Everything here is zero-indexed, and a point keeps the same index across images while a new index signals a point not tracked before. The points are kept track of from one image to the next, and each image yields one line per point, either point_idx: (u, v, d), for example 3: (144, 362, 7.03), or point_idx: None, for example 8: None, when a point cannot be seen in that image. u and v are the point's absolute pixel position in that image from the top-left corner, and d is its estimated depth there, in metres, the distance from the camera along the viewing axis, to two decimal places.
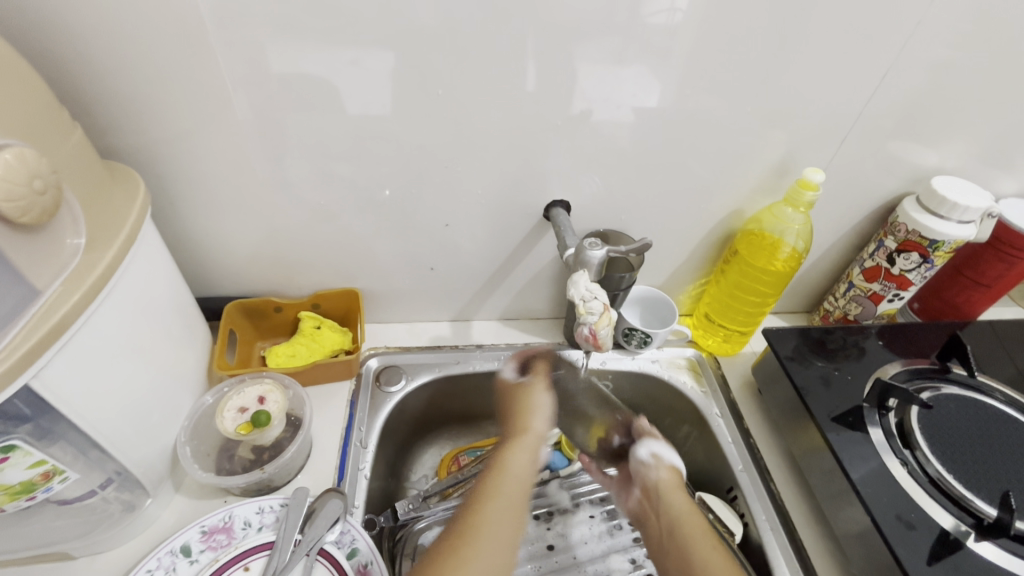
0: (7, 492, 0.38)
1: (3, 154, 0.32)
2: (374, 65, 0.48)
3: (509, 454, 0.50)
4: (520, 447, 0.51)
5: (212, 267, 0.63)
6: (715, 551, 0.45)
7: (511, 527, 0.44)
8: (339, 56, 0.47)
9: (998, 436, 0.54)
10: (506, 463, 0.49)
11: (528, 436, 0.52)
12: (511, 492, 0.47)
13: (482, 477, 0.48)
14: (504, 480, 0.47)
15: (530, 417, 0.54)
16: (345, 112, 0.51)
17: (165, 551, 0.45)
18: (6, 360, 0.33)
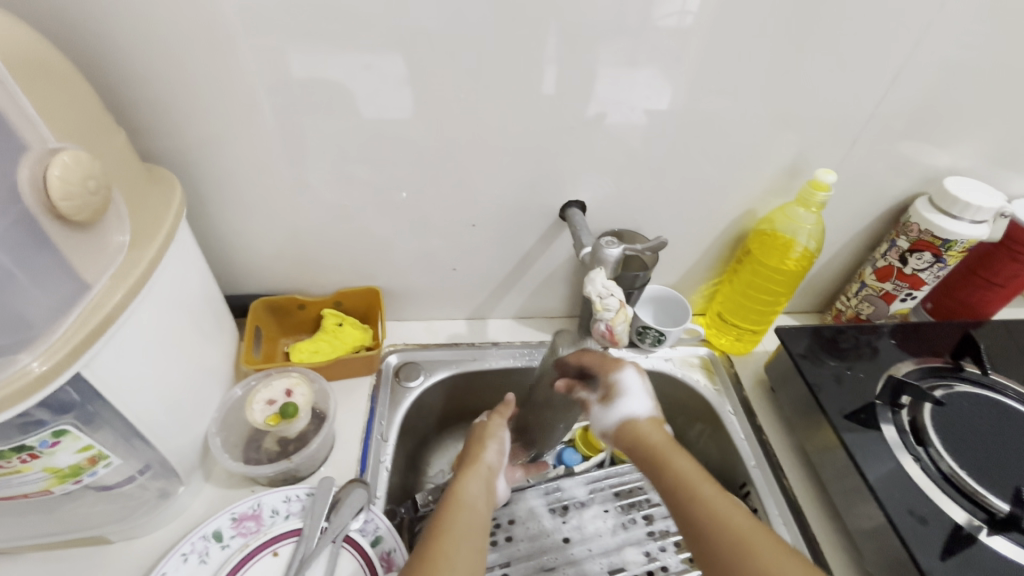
0: (56, 475, 0.40)
1: (62, 156, 0.34)
2: (385, 68, 0.50)
3: (464, 487, 0.49)
4: (474, 479, 0.50)
5: (238, 266, 0.65)
6: (711, 488, 0.43)
7: (471, 563, 0.42)
8: (354, 60, 0.49)
9: (1011, 434, 0.55)
10: (460, 495, 0.48)
11: (480, 467, 0.51)
12: (472, 527, 0.45)
13: (437, 511, 0.46)
14: (465, 515, 0.46)
15: (481, 451, 0.53)
16: (359, 116, 0.53)
17: (198, 536, 0.47)
18: (59, 351, 0.36)
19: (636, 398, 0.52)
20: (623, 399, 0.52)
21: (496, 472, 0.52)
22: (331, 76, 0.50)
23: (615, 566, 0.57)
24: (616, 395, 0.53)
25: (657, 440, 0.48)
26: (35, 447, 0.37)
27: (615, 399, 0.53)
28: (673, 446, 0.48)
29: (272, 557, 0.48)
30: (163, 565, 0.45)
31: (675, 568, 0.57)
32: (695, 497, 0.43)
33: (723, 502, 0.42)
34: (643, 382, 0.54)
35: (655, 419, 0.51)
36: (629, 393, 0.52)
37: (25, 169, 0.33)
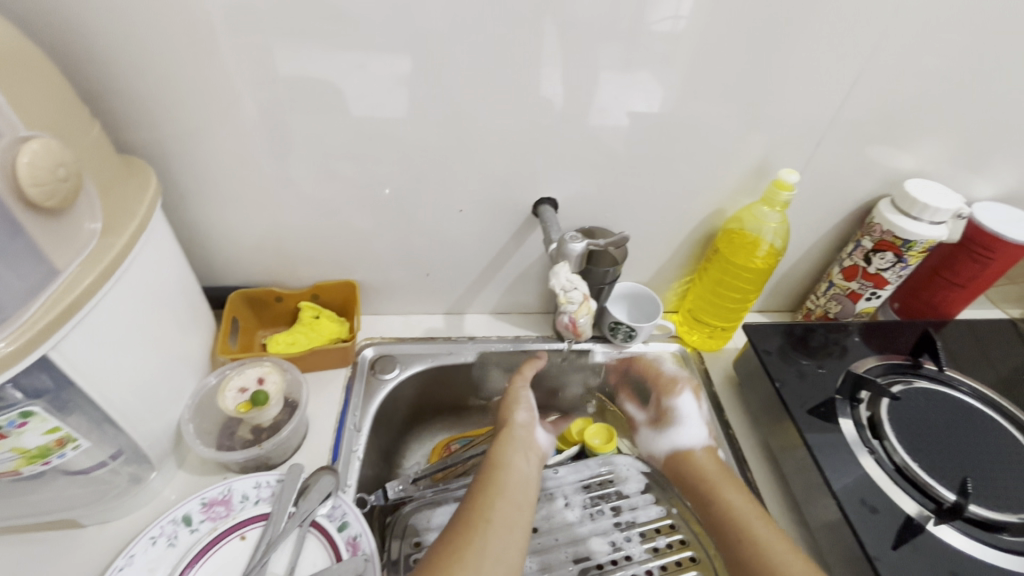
0: (24, 455, 0.40)
1: (31, 144, 0.35)
2: (379, 69, 0.52)
3: (503, 453, 0.56)
4: (510, 445, 0.57)
5: (217, 258, 0.66)
6: (766, 530, 0.51)
7: (512, 519, 0.49)
8: (347, 61, 0.51)
9: (965, 429, 0.57)
10: (498, 458, 0.55)
11: (514, 431, 0.60)
12: (512, 489, 0.52)
13: (482, 474, 0.54)
14: (504, 475, 0.53)
15: (511, 417, 0.61)
16: (346, 112, 0.54)
17: (168, 520, 0.48)
18: (28, 332, 0.37)
19: (693, 428, 0.64)
20: (680, 427, 0.65)
21: (532, 429, 0.61)
22: (321, 73, 0.51)
23: (580, 556, 0.58)
24: (673, 422, 0.66)
25: (716, 476, 0.58)
26: (3, 427, 0.38)
27: (670, 426, 0.66)
28: (722, 475, 0.58)
29: (239, 541, 0.49)
30: (132, 547, 0.46)
31: (639, 557, 0.58)
32: (756, 539, 0.51)
33: (786, 557, 0.49)
34: (700, 410, 0.66)
35: (709, 448, 0.62)
36: (686, 422, 0.65)
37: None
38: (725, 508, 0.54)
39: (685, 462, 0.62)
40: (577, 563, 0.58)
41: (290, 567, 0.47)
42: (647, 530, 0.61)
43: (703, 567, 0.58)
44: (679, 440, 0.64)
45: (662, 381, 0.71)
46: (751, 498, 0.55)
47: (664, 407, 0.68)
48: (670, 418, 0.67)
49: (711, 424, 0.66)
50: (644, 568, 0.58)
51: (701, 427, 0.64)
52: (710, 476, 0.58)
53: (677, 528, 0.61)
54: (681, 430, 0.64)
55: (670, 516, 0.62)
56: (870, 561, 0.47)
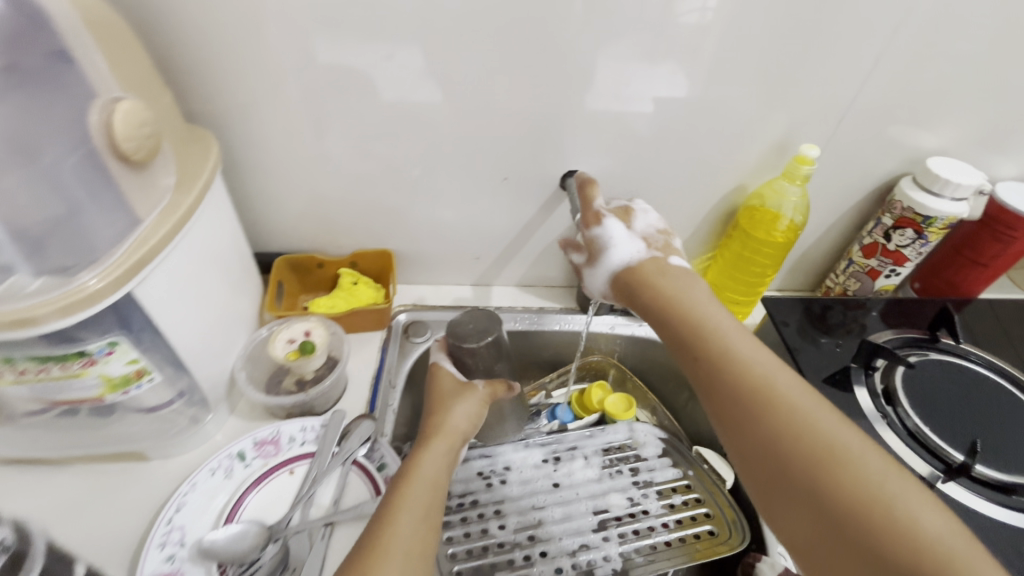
0: (108, 383, 0.45)
1: (123, 104, 0.40)
2: (406, 59, 0.56)
3: (426, 460, 0.48)
4: (435, 455, 0.49)
5: (264, 225, 0.71)
6: (844, 436, 0.38)
7: (421, 536, 0.42)
8: (376, 51, 0.55)
9: (980, 398, 0.58)
10: (419, 466, 0.47)
11: (443, 443, 0.50)
12: (425, 503, 0.44)
13: (394, 482, 0.46)
14: (421, 489, 0.45)
15: (449, 427, 0.52)
16: (378, 96, 0.58)
17: (225, 455, 0.53)
18: (115, 271, 0.41)
19: (625, 245, 0.56)
20: (611, 248, 0.56)
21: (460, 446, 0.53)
22: (353, 62, 0.56)
23: (599, 508, 0.61)
24: (602, 246, 0.57)
25: (651, 271, 0.53)
26: (93, 354, 0.42)
27: (603, 248, 0.57)
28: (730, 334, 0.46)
29: (288, 475, 0.54)
30: (194, 477, 0.51)
31: (657, 512, 0.61)
32: (795, 421, 0.39)
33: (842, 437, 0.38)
34: (627, 228, 0.57)
35: (652, 257, 0.55)
36: (614, 242, 0.56)
37: (93, 116, 0.39)
38: (749, 376, 0.42)
39: (627, 277, 0.55)
40: (596, 514, 0.60)
41: (335, 498, 0.52)
42: (664, 488, 0.64)
43: (718, 522, 0.60)
44: (613, 260, 0.56)
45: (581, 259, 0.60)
46: (780, 361, 0.44)
47: (588, 237, 0.58)
48: (599, 244, 0.57)
49: (656, 239, 0.57)
50: (661, 522, 0.60)
51: (635, 242, 0.56)
52: (646, 272, 0.53)
53: (693, 487, 0.64)
54: (610, 245, 0.56)
55: (686, 477, 0.65)
56: None
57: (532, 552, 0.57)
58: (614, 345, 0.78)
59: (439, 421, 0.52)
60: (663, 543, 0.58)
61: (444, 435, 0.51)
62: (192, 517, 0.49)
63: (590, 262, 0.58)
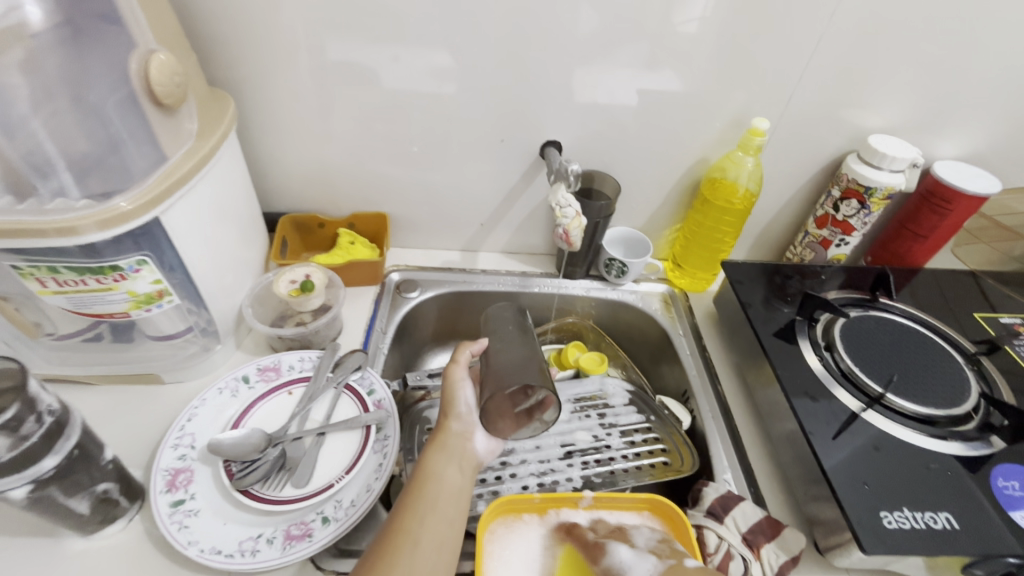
0: (135, 299, 0.52)
1: (158, 55, 0.47)
2: (408, 60, 0.65)
3: (435, 459, 0.51)
4: (443, 452, 0.52)
5: (270, 186, 0.78)
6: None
7: (440, 531, 0.46)
8: (383, 53, 0.64)
9: (906, 346, 0.66)
10: (430, 468, 0.50)
11: (447, 437, 0.53)
12: (438, 502, 0.48)
13: (409, 486, 0.50)
14: (435, 488, 0.49)
15: (446, 420, 0.54)
16: (379, 79, 0.67)
17: (231, 377, 0.60)
18: (143, 198, 0.48)
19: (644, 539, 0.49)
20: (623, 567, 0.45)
21: (469, 434, 0.54)
22: (360, 59, 0.65)
23: (567, 442, 0.67)
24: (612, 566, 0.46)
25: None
26: (124, 270, 0.49)
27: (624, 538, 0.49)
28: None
29: (287, 395, 0.60)
30: (205, 393, 0.58)
31: (618, 446, 0.67)
32: None
33: None
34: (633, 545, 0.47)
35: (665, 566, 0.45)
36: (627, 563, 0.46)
37: (133, 65, 0.46)
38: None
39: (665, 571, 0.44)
40: (563, 446, 0.67)
41: (328, 414, 0.59)
42: (627, 428, 0.70)
43: (673, 455, 0.66)
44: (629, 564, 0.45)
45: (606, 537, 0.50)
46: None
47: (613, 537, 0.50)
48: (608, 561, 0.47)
49: (662, 550, 0.47)
50: (621, 454, 0.67)
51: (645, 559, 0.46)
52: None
53: (654, 429, 0.69)
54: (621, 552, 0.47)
55: (649, 420, 0.70)
56: (806, 435, 0.57)
57: (503, 473, 0.63)
58: (589, 308, 0.85)
59: (441, 413, 0.55)
60: (622, 470, 0.65)
61: (447, 434, 0.53)
62: (202, 425, 0.56)
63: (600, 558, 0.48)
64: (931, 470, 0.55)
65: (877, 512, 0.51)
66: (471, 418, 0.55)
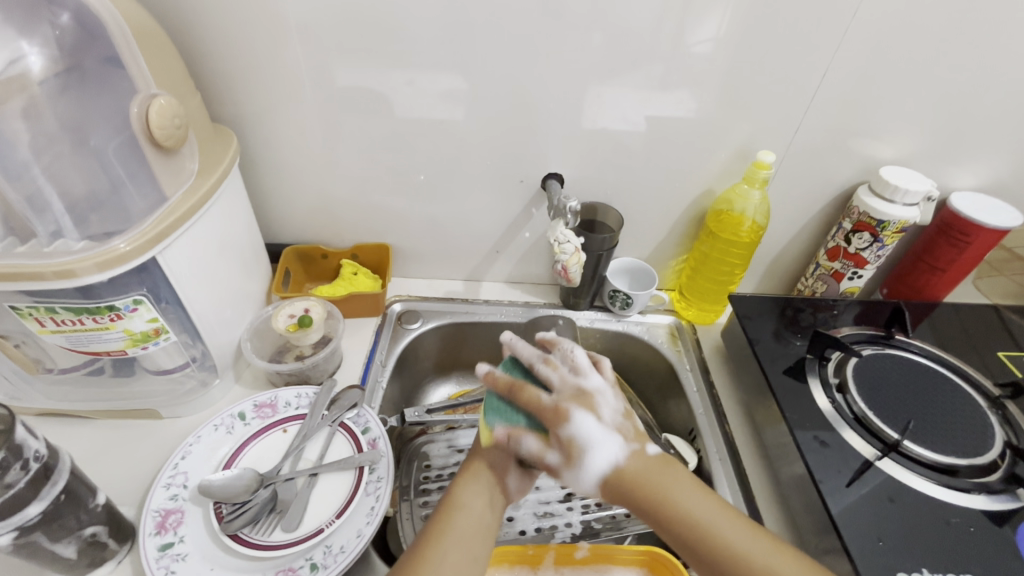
0: (131, 338, 0.52)
1: (159, 100, 0.48)
2: (423, 83, 0.65)
3: (464, 489, 0.47)
4: (474, 480, 0.48)
5: (275, 217, 0.79)
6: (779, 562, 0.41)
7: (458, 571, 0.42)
8: (396, 78, 0.65)
9: (924, 388, 0.63)
10: (457, 498, 0.47)
11: (480, 467, 0.49)
12: (463, 540, 0.44)
13: (435, 515, 0.46)
14: (458, 521, 0.45)
15: (480, 449, 0.50)
16: (386, 112, 0.67)
17: (227, 414, 0.60)
18: (141, 239, 0.48)
19: (605, 445, 0.45)
20: (590, 450, 0.45)
21: (505, 470, 0.49)
22: (366, 88, 0.65)
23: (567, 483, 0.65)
24: (581, 453, 0.44)
25: (647, 470, 0.45)
26: (120, 309, 0.49)
27: (582, 456, 0.44)
28: (665, 479, 0.45)
29: (281, 433, 0.60)
30: (200, 430, 0.58)
31: None
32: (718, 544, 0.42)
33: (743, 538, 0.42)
34: (600, 421, 0.46)
35: (634, 454, 0.46)
36: (595, 444, 0.45)
37: (134, 108, 0.47)
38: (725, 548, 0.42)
39: (618, 485, 0.45)
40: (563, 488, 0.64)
41: (321, 453, 0.58)
42: None
43: None
44: (594, 468, 0.44)
45: (526, 389, 0.48)
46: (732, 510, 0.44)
47: (565, 435, 0.45)
48: (574, 449, 0.45)
49: (626, 428, 0.47)
50: None
51: (612, 437, 0.46)
52: (639, 474, 0.45)
53: None
54: (578, 482, 0.45)
55: None
56: (816, 484, 0.54)
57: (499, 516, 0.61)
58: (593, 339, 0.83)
59: (478, 443, 0.51)
60: (624, 514, 0.62)
61: (482, 464, 0.49)
62: (195, 464, 0.55)
63: (566, 464, 0.45)
64: (952, 525, 0.52)
65: (893, 572, 0.48)
66: (509, 454, 0.50)
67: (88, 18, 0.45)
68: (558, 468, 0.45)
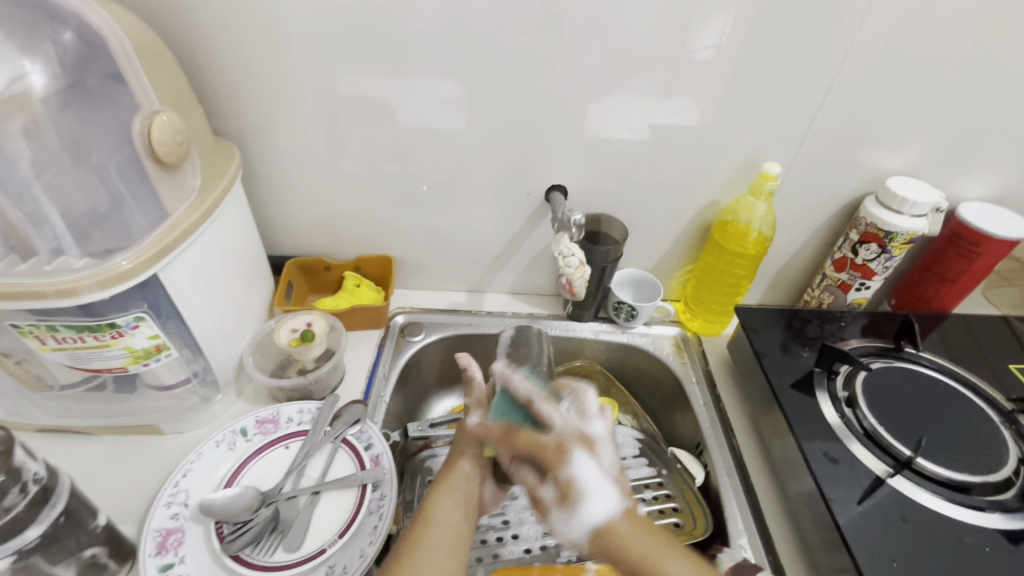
0: (132, 354, 0.52)
1: (161, 116, 0.48)
2: (427, 92, 0.65)
3: (440, 499, 0.49)
4: (449, 494, 0.50)
5: (278, 230, 0.79)
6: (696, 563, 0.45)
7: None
8: (400, 87, 0.64)
9: (934, 402, 0.63)
10: (432, 510, 0.48)
11: (455, 478, 0.51)
12: (438, 548, 0.45)
13: (409, 525, 0.47)
14: (433, 532, 0.46)
15: (456, 459, 0.53)
16: (390, 123, 0.67)
17: (229, 430, 0.59)
18: (144, 255, 0.48)
19: (602, 493, 0.48)
20: (587, 498, 0.48)
21: (477, 478, 0.52)
22: (370, 97, 0.65)
23: None
24: (578, 495, 0.48)
25: (631, 535, 0.46)
26: (122, 326, 0.49)
27: (576, 503, 0.48)
28: (650, 550, 0.45)
29: (283, 450, 0.59)
30: (201, 447, 0.57)
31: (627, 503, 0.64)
32: None
33: None
34: (600, 465, 0.50)
35: (625, 512, 0.47)
36: (592, 492, 0.48)
37: (135, 125, 0.47)
38: None
39: (606, 540, 0.46)
40: None
41: (323, 470, 0.57)
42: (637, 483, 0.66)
43: (684, 516, 0.63)
44: (589, 517, 0.47)
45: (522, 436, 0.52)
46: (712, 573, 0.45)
47: (561, 485, 0.49)
48: (573, 491, 0.48)
49: (619, 474, 0.50)
50: None
51: (610, 488, 0.49)
52: (624, 537, 0.46)
53: (665, 485, 0.67)
54: (564, 527, 0.49)
55: (660, 475, 0.68)
56: (827, 502, 0.53)
57: (505, 533, 0.60)
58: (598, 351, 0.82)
59: (452, 454, 0.53)
60: None
61: (456, 474, 0.51)
62: (196, 482, 0.55)
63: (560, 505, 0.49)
64: (966, 544, 0.51)
65: None
66: (482, 462, 0.53)
67: (92, 36, 0.46)
68: (549, 509, 0.50)
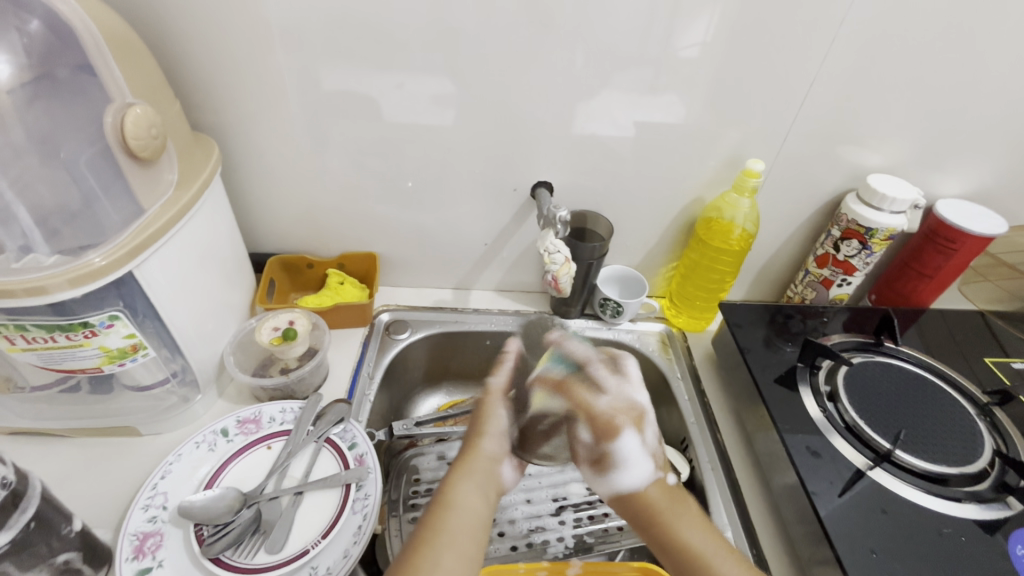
0: (107, 354, 0.50)
1: (135, 109, 0.46)
2: (414, 87, 0.64)
3: (458, 483, 0.46)
4: (469, 477, 0.47)
5: (259, 227, 0.77)
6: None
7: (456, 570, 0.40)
8: (386, 82, 0.63)
9: (912, 396, 0.64)
10: (451, 494, 0.45)
11: (474, 461, 0.48)
12: (459, 535, 0.42)
13: (429, 509, 0.45)
14: (455, 518, 0.43)
15: (476, 440, 0.51)
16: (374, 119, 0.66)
17: (209, 430, 0.58)
18: (118, 252, 0.47)
19: (639, 466, 0.50)
20: (623, 469, 0.50)
21: (499, 459, 0.50)
22: (354, 94, 0.64)
23: (559, 496, 0.64)
24: (614, 464, 0.50)
25: (659, 501, 0.49)
26: (95, 326, 0.48)
27: (613, 469, 0.50)
28: (677, 512, 0.48)
29: (265, 450, 0.58)
30: (180, 448, 0.56)
31: None
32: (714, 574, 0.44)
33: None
34: (643, 443, 0.51)
35: (658, 483, 0.50)
36: (629, 463, 0.50)
37: (108, 119, 0.46)
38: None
39: (632, 504, 0.49)
40: (556, 501, 0.64)
41: (306, 471, 0.56)
42: None
43: None
44: (622, 484, 0.49)
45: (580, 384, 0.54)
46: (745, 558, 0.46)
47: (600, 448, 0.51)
48: (610, 460, 0.50)
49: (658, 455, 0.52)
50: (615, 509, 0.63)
51: (647, 460, 0.51)
52: (654, 501, 0.49)
53: None
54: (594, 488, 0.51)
55: None
56: (809, 496, 0.54)
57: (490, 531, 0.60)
58: None
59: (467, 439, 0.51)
60: (616, 527, 0.62)
61: (477, 456, 0.49)
62: (175, 484, 0.54)
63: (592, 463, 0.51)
64: (945, 535, 0.51)
65: None
66: (503, 444, 0.51)
67: (60, 25, 0.44)
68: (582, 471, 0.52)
